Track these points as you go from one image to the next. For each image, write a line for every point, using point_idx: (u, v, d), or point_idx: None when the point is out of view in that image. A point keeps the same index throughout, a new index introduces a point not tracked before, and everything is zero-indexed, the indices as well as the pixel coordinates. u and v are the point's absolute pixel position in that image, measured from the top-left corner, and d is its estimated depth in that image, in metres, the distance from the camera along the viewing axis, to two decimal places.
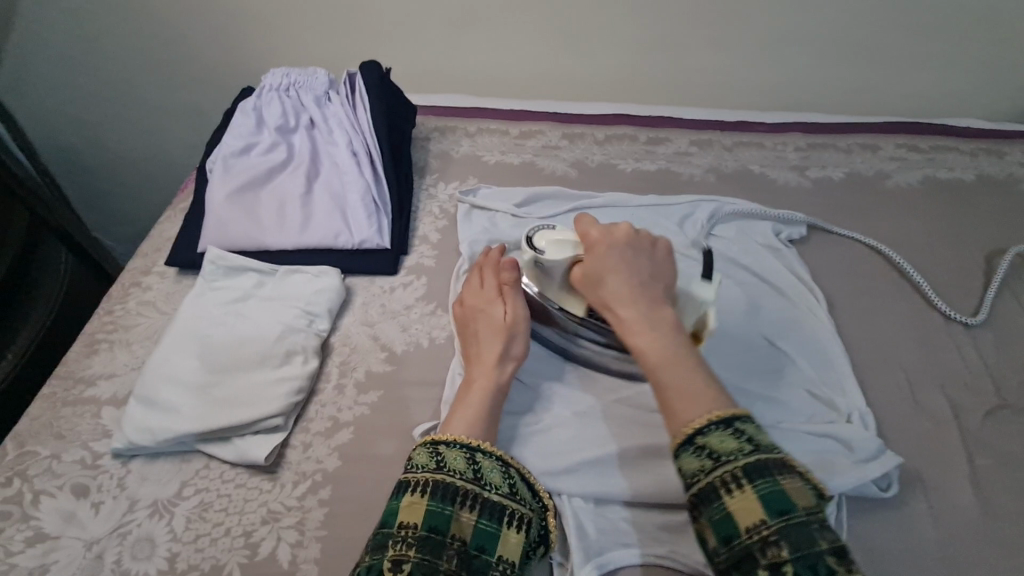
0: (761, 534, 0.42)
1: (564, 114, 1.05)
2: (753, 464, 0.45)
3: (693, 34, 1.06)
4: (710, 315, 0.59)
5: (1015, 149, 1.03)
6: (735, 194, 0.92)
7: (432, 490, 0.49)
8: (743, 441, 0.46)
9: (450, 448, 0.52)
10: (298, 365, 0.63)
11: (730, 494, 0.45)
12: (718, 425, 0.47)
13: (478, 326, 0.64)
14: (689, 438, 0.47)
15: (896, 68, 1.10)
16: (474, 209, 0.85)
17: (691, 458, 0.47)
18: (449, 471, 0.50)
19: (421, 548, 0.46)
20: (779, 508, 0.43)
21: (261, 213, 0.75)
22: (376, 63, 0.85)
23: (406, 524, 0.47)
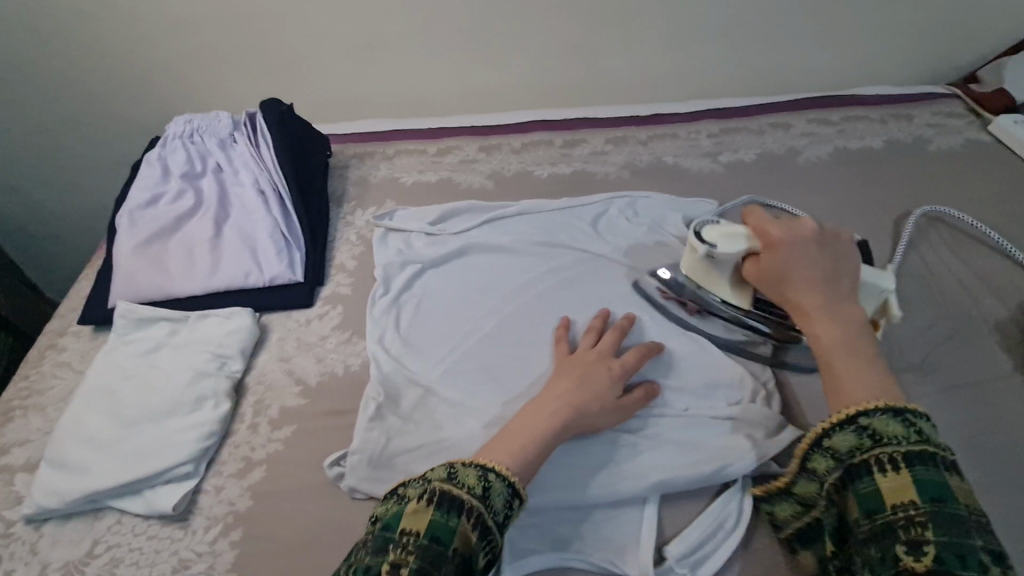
0: (909, 513, 0.44)
1: (481, 127, 1.06)
2: (916, 453, 0.46)
3: (598, 35, 1.07)
4: (892, 303, 0.63)
5: (922, 112, 1.05)
6: (649, 188, 0.93)
7: (439, 500, 0.48)
8: (909, 430, 0.47)
9: (465, 465, 0.51)
10: (209, 410, 0.64)
11: (883, 473, 0.46)
12: (885, 412, 0.48)
13: (590, 376, 0.60)
14: (851, 418, 0.48)
15: (802, 44, 1.12)
16: (390, 231, 0.86)
17: (849, 435, 0.48)
18: (460, 484, 0.49)
19: (421, 555, 0.45)
20: (935, 496, 0.44)
21: (170, 261, 0.76)
22: (276, 100, 0.86)
23: (408, 530, 0.47)
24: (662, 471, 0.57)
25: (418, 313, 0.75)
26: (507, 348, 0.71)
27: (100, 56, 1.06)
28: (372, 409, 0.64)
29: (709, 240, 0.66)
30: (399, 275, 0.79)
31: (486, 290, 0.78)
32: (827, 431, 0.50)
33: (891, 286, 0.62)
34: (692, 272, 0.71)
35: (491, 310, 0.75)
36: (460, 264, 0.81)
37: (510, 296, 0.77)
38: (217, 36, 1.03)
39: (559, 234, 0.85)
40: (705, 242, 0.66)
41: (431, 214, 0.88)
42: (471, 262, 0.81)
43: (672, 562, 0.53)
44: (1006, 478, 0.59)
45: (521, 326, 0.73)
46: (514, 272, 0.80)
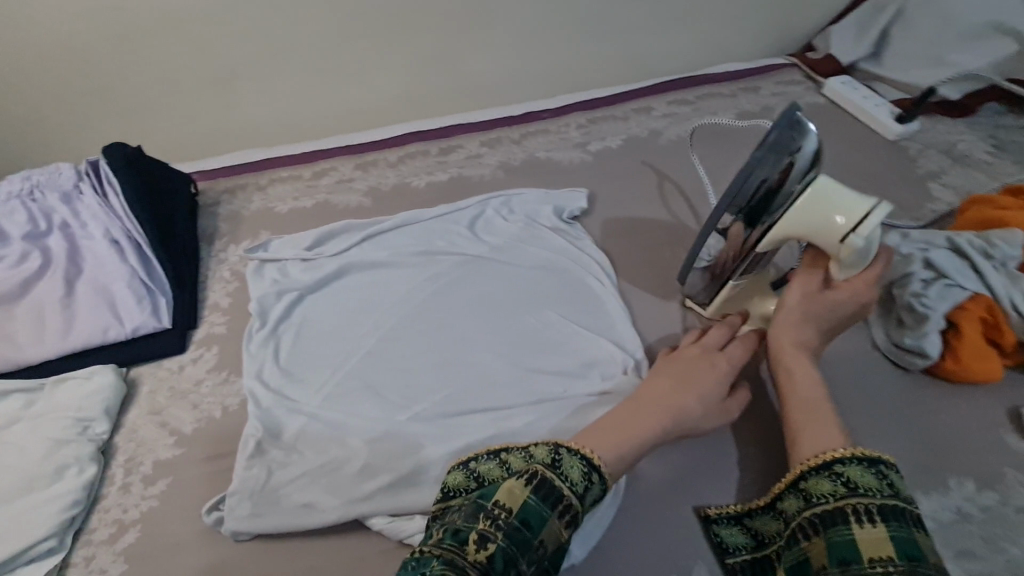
0: (886, 568, 0.43)
1: (355, 145, 1.05)
2: (890, 507, 0.47)
3: (460, 42, 1.10)
4: None
5: (766, 83, 1.14)
6: (523, 185, 0.96)
7: (539, 484, 0.49)
8: (882, 484, 0.48)
9: (572, 454, 0.53)
10: (72, 478, 0.60)
11: (860, 524, 0.46)
12: (859, 463, 0.50)
13: (695, 373, 0.63)
14: (828, 463, 0.51)
15: (655, 32, 1.18)
16: (264, 263, 0.84)
17: (826, 481, 0.50)
18: (563, 475, 0.51)
19: (508, 534, 0.45)
20: (911, 554, 0.44)
21: (17, 329, 0.71)
22: (122, 144, 0.82)
23: (501, 504, 0.47)
24: None
25: (297, 340, 0.74)
26: (392, 361, 0.71)
27: None
28: (250, 445, 0.62)
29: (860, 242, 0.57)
30: (275, 305, 0.78)
31: (367, 306, 0.77)
32: (808, 475, 0.52)
33: None
34: (790, 227, 0.58)
35: (373, 326, 0.75)
36: (339, 286, 0.80)
37: (393, 309, 0.77)
38: (58, 83, 0.98)
39: (438, 242, 0.85)
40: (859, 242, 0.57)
41: (305, 237, 0.86)
42: (351, 282, 0.81)
43: None
44: (849, 401, 0.64)
45: (405, 337, 0.73)
46: (395, 285, 0.80)
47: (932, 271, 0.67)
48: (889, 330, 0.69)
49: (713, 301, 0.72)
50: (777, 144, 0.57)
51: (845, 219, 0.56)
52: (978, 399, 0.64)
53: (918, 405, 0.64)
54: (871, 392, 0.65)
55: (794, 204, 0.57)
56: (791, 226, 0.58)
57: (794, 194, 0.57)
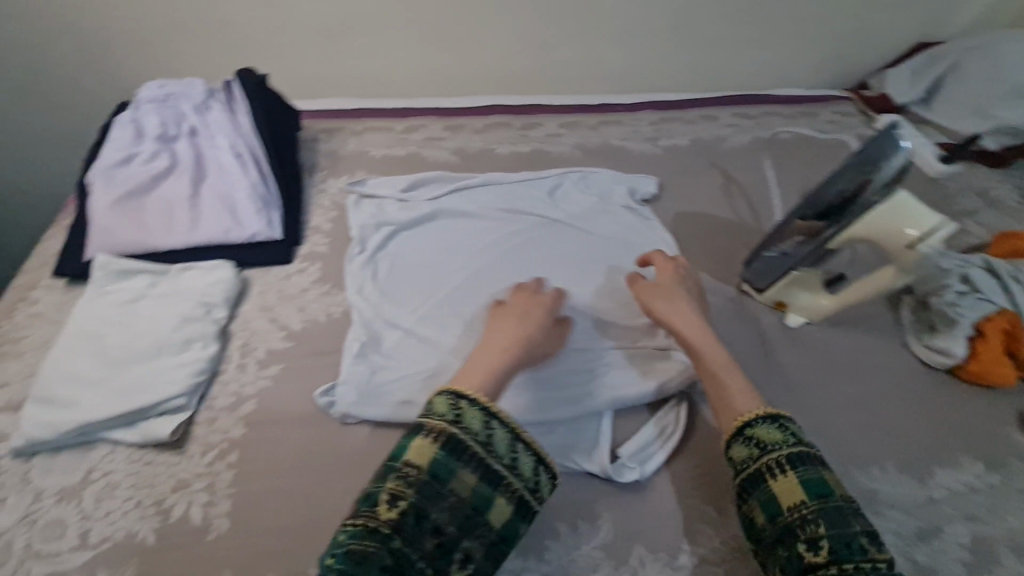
0: (801, 512, 0.53)
1: (444, 108, 1.13)
2: (794, 455, 0.57)
3: (552, 30, 1.18)
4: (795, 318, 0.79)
5: (824, 111, 1.23)
6: (598, 166, 1.05)
7: (443, 438, 0.55)
8: (784, 436, 0.58)
9: (471, 405, 0.58)
10: (198, 350, 0.68)
11: (775, 478, 0.56)
12: (764, 421, 0.59)
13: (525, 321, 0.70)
14: (741, 429, 0.59)
15: (728, 50, 1.28)
16: (363, 198, 0.92)
17: (742, 448, 0.59)
18: (465, 428, 0.56)
19: (418, 488, 0.53)
20: (818, 492, 0.54)
21: (149, 218, 0.78)
22: (252, 69, 0.90)
23: (411, 463, 0.54)
24: (614, 391, 0.68)
25: (392, 268, 0.82)
26: (478, 296, 0.79)
27: (59, 23, 1.05)
28: (356, 348, 0.70)
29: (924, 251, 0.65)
30: (373, 235, 0.85)
31: (454, 249, 0.85)
32: (728, 444, 0.60)
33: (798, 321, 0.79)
34: (874, 221, 0.65)
35: (463, 265, 0.83)
36: (430, 227, 0.88)
37: (478, 254, 0.85)
38: (185, 9, 1.05)
39: (521, 202, 0.93)
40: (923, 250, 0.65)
41: (400, 180, 0.94)
42: (442, 226, 0.88)
43: (623, 459, 0.63)
44: (879, 386, 0.74)
45: (489, 279, 0.81)
46: (480, 234, 0.88)
47: (968, 285, 0.74)
48: (921, 335, 0.77)
49: (772, 286, 0.78)
50: (867, 157, 0.64)
51: (916, 232, 0.64)
52: (995, 402, 0.73)
53: (943, 399, 0.73)
54: (899, 381, 0.74)
55: (870, 211, 0.65)
56: (866, 229, 0.66)
57: (872, 206, 0.65)
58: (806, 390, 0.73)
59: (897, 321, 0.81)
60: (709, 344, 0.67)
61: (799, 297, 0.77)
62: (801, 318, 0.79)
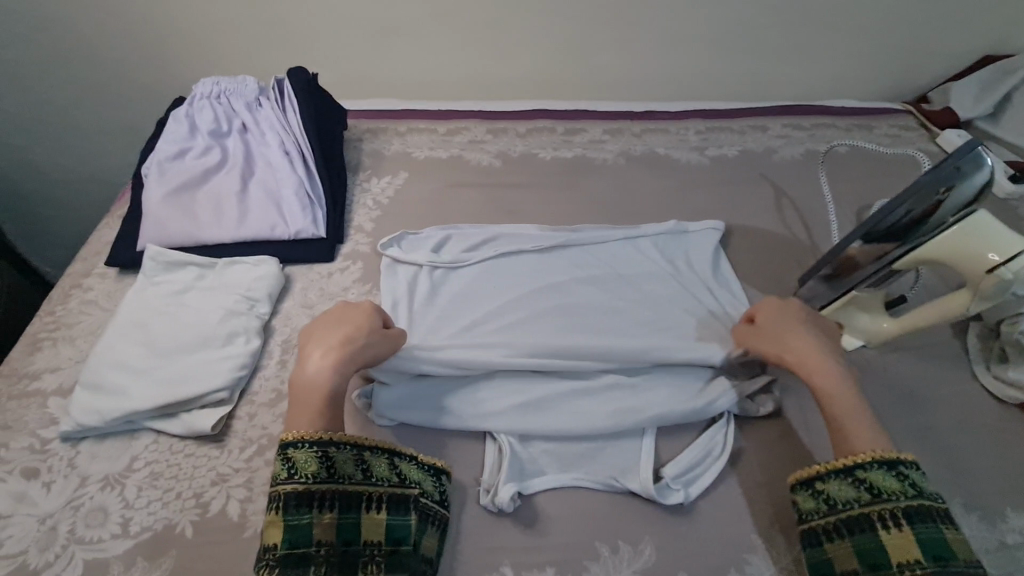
0: (914, 570, 0.51)
1: (486, 111, 1.13)
2: (912, 509, 0.54)
3: (599, 36, 1.16)
4: (852, 341, 0.75)
5: (882, 123, 1.18)
6: (642, 175, 1.02)
7: (285, 505, 0.53)
8: (904, 486, 0.55)
9: (298, 451, 0.54)
10: (241, 345, 0.68)
11: (888, 531, 0.53)
12: (882, 466, 0.56)
13: (342, 322, 0.63)
14: (852, 470, 0.56)
15: (782, 59, 1.23)
16: (397, 262, 0.80)
17: (849, 488, 0.56)
18: (298, 477, 0.54)
19: (283, 567, 0.51)
20: (936, 554, 0.52)
21: (199, 211, 0.80)
22: (302, 68, 0.91)
23: (269, 545, 0.52)
24: (663, 407, 0.65)
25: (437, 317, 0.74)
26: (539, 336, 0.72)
27: (121, 21, 1.09)
28: None
29: (1008, 276, 0.60)
30: (405, 300, 0.75)
31: (501, 270, 0.82)
32: (825, 477, 0.57)
33: (857, 343, 0.75)
34: (951, 243, 0.61)
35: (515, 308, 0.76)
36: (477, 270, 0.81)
37: (528, 276, 0.81)
38: (239, 7, 1.07)
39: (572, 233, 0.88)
40: (1005, 275, 0.60)
41: (437, 231, 0.86)
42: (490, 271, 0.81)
43: (667, 479, 0.60)
44: (944, 418, 0.69)
45: (549, 327, 0.74)
46: (533, 276, 0.81)
47: None
48: (990, 364, 0.72)
49: (830, 305, 0.74)
50: (942, 177, 0.60)
51: (998, 255, 0.60)
52: None
53: (1015, 436, 0.68)
54: (966, 415, 0.69)
55: (943, 233, 0.61)
56: (942, 248, 0.62)
57: (944, 227, 0.62)
58: None
59: (962, 348, 0.76)
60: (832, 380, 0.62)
61: (858, 319, 0.73)
62: (858, 341, 0.75)
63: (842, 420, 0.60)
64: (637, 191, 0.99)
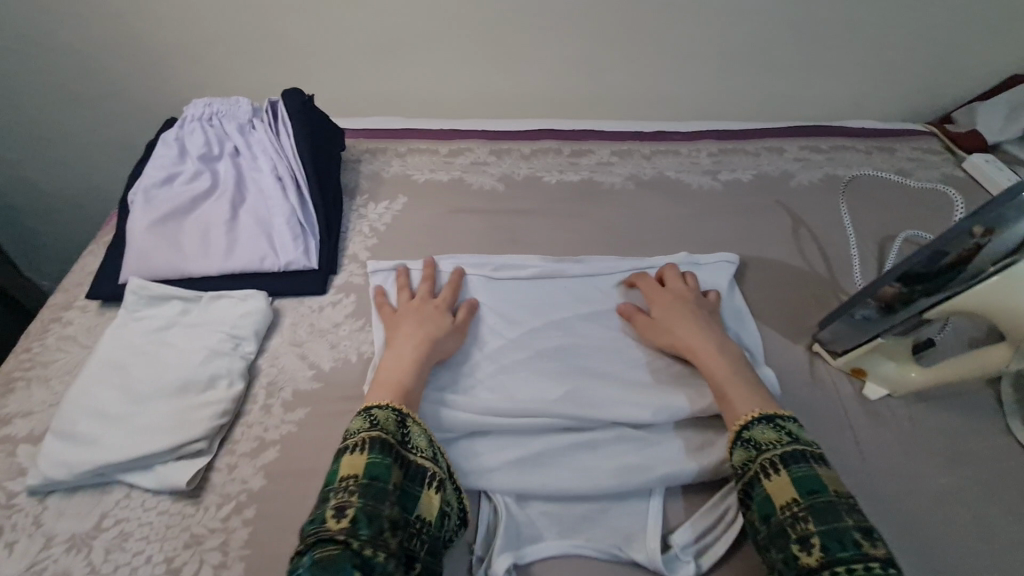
0: (793, 510, 0.51)
1: (490, 131, 1.09)
2: (789, 453, 0.55)
3: (608, 52, 1.11)
4: (875, 390, 0.70)
5: (904, 146, 1.12)
6: (653, 201, 0.98)
7: (370, 445, 0.54)
8: (779, 434, 0.57)
9: (383, 411, 0.58)
10: (223, 389, 0.64)
11: (768, 478, 0.54)
12: (761, 421, 0.59)
13: (425, 318, 0.70)
14: (737, 433, 0.59)
15: (799, 77, 1.18)
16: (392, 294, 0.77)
17: (737, 450, 0.58)
18: (382, 429, 0.55)
19: (363, 493, 0.50)
20: (810, 489, 0.52)
21: (186, 241, 0.76)
22: (298, 89, 0.87)
23: (347, 477, 0.52)
24: (672, 465, 0.61)
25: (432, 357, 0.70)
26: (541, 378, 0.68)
27: (115, 36, 1.06)
28: None
29: None
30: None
31: (505, 309, 0.77)
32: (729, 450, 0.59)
33: (881, 393, 0.70)
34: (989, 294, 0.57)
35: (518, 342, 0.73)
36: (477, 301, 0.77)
37: (533, 311, 0.77)
38: (235, 22, 1.04)
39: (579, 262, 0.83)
40: None
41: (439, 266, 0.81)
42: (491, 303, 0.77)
43: (676, 543, 0.56)
44: (978, 478, 0.64)
45: (552, 366, 0.70)
46: (539, 307, 0.77)
47: None
48: None
49: (852, 351, 0.70)
50: (982, 220, 0.55)
51: None
52: None
53: None
54: (1002, 476, 0.64)
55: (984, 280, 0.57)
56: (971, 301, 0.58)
57: (987, 272, 0.57)
58: (887, 478, 0.64)
59: (996, 399, 0.70)
60: (712, 349, 0.67)
61: (882, 367, 0.69)
62: (882, 390, 0.70)
63: (727, 388, 0.63)
64: (647, 218, 0.95)
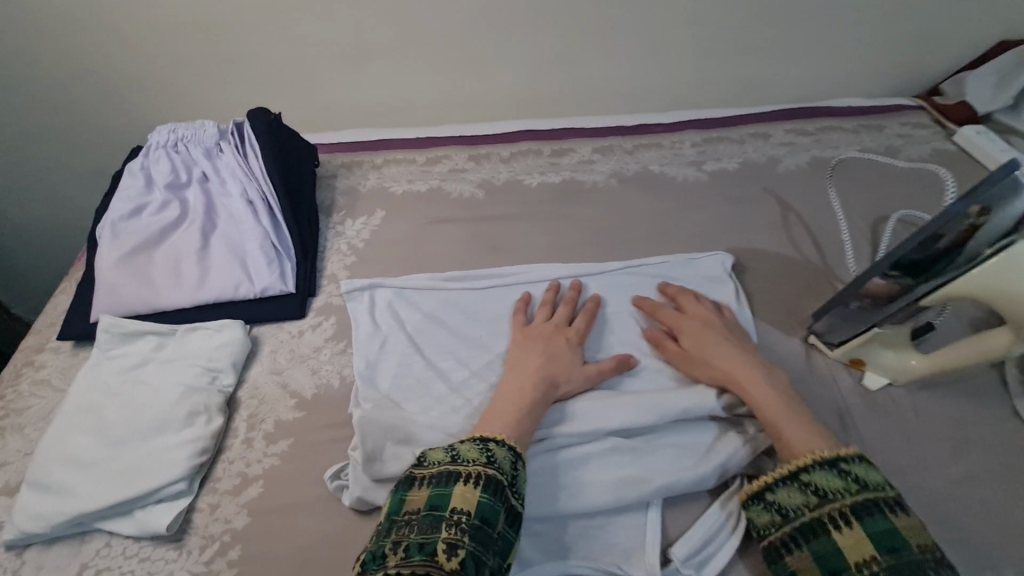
0: (871, 570, 0.46)
1: (468, 136, 1.06)
2: (862, 503, 0.49)
3: (583, 47, 1.09)
4: (874, 379, 0.68)
5: (893, 122, 1.09)
6: (636, 197, 0.95)
7: (484, 482, 0.51)
8: (847, 482, 0.50)
9: (499, 445, 0.54)
10: (202, 426, 0.62)
11: (838, 531, 0.49)
12: (823, 467, 0.52)
13: (555, 350, 0.67)
14: (794, 475, 0.53)
15: (779, 59, 1.16)
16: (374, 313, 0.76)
17: (796, 493, 0.52)
18: (497, 467, 0.53)
19: (474, 536, 0.48)
20: (889, 546, 0.46)
21: (157, 274, 0.74)
22: (263, 109, 0.85)
23: (459, 510, 0.49)
24: (669, 475, 0.59)
25: (414, 380, 0.68)
26: None
27: (76, 66, 1.03)
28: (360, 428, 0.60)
29: None
30: (382, 356, 0.70)
31: (488, 320, 0.75)
32: (775, 487, 0.53)
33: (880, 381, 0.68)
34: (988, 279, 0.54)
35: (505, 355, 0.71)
36: (461, 316, 0.75)
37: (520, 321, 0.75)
38: (198, 43, 1.01)
39: (567, 267, 0.81)
40: None
41: (421, 282, 0.79)
42: (476, 316, 0.75)
43: (678, 563, 0.55)
44: (987, 467, 0.61)
45: None
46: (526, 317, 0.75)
47: None
48: None
49: (848, 342, 0.67)
50: (981, 199, 0.52)
51: None
52: None
53: None
54: (1010, 462, 0.62)
55: (983, 265, 0.54)
56: (970, 286, 0.55)
57: (982, 258, 0.54)
58: (893, 472, 0.62)
59: (1001, 380, 0.68)
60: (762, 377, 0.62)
61: (882, 356, 0.66)
62: (884, 379, 0.68)
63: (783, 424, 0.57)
64: (632, 216, 0.92)
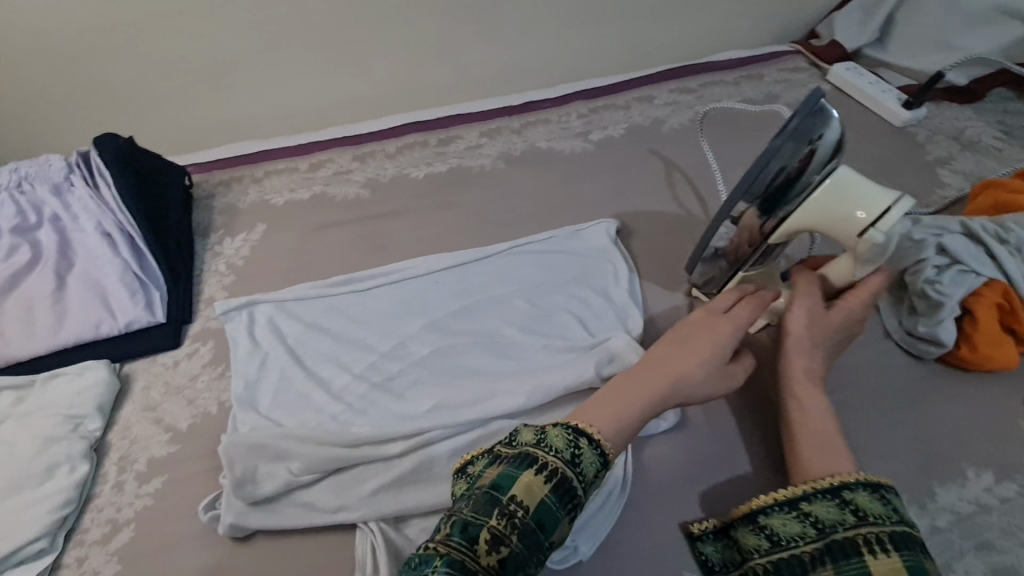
0: None
1: (351, 136, 1.03)
2: (902, 534, 0.44)
3: (457, 29, 1.06)
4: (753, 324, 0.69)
5: (772, 70, 1.11)
6: (525, 176, 0.94)
7: (558, 480, 0.44)
8: (889, 509, 0.45)
9: (590, 444, 0.47)
10: (63, 477, 0.58)
11: (873, 555, 0.43)
12: (865, 488, 0.47)
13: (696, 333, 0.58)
14: (837, 488, 0.47)
15: (657, 21, 1.16)
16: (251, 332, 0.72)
17: (833, 507, 0.47)
18: (580, 469, 0.45)
19: (523, 538, 0.41)
20: None
21: (8, 325, 0.70)
22: (111, 134, 0.80)
23: (520, 500, 0.42)
24: None
25: (294, 395, 0.65)
26: (408, 385, 0.66)
27: None
28: (231, 454, 0.58)
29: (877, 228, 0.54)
30: (261, 375, 0.67)
31: (372, 320, 0.73)
32: (813, 496, 0.48)
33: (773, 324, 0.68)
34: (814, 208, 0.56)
35: (388, 353, 0.69)
36: (345, 321, 0.73)
37: (405, 316, 0.73)
38: (43, 74, 0.95)
39: (451, 255, 0.80)
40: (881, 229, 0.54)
41: (300, 291, 0.76)
42: (360, 317, 0.73)
43: None
44: (862, 391, 0.63)
45: (422, 370, 0.67)
46: (411, 310, 0.74)
47: (945, 256, 0.65)
48: (901, 319, 0.67)
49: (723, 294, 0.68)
50: (801, 131, 0.52)
51: (866, 214, 0.54)
52: (989, 390, 0.63)
53: (931, 397, 0.63)
54: (883, 384, 0.64)
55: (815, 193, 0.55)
56: (804, 219, 0.56)
57: (813, 185, 0.55)
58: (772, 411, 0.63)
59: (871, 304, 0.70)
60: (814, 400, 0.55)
61: None
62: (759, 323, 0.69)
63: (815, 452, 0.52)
64: (520, 196, 0.91)
